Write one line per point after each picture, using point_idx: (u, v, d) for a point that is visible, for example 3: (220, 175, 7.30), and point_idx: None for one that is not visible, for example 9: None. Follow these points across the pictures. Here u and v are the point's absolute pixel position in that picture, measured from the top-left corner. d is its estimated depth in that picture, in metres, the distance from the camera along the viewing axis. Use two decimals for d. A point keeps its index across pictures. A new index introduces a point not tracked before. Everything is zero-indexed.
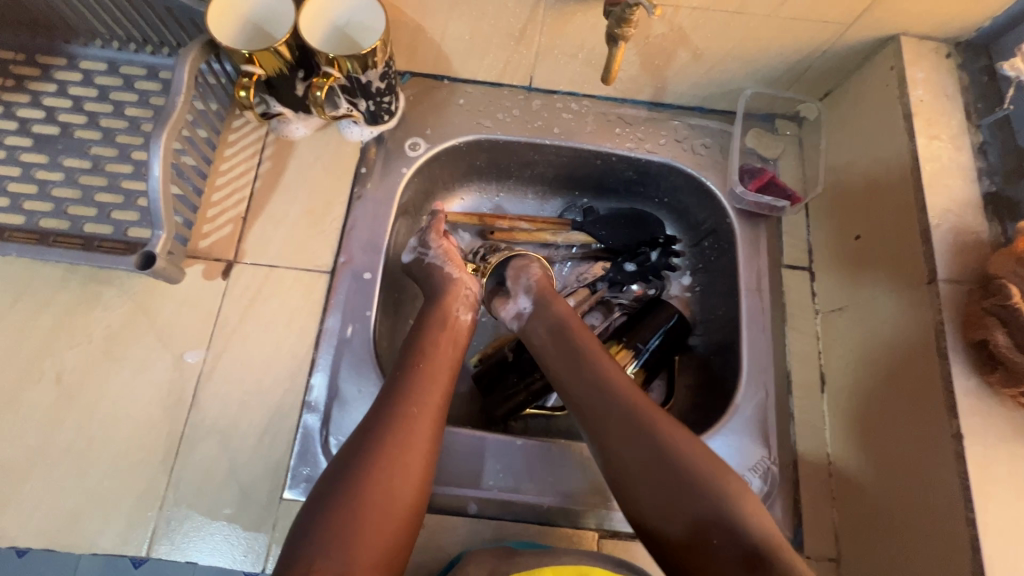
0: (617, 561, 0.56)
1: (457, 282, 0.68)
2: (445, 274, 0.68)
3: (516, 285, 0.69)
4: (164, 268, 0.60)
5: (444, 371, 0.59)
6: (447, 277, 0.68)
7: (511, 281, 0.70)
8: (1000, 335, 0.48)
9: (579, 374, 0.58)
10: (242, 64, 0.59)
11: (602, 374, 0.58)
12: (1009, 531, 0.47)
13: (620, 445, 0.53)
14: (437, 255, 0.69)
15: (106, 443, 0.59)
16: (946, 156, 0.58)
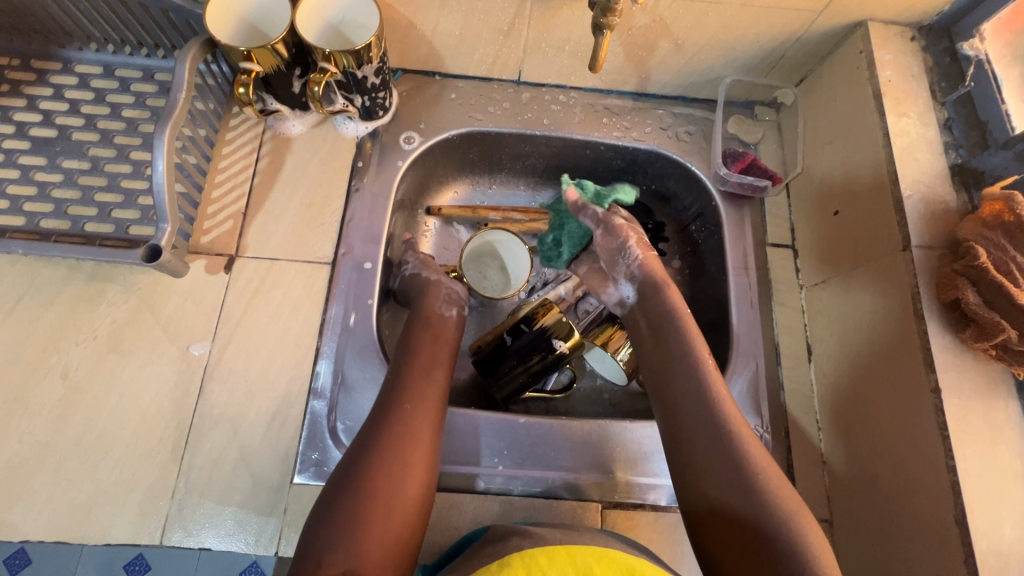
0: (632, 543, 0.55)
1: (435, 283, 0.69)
2: (424, 279, 0.70)
3: (617, 270, 0.71)
4: (169, 261, 0.60)
5: (433, 368, 0.61)
6: (427, 282, 0.69)
7: (609, 263, 0.72)
8: (971, 294, 0.51)
9: (675, 367, 0.61)
10: (241, 62, 0.61)
11: (694, 369, 0.60)
12: (986, 476, 0.50)
13: (695, 440, 0.55)
14: (415, 265, 0.71)
15: (115, 436, 0.60)
16: (915, 132, 0.61)
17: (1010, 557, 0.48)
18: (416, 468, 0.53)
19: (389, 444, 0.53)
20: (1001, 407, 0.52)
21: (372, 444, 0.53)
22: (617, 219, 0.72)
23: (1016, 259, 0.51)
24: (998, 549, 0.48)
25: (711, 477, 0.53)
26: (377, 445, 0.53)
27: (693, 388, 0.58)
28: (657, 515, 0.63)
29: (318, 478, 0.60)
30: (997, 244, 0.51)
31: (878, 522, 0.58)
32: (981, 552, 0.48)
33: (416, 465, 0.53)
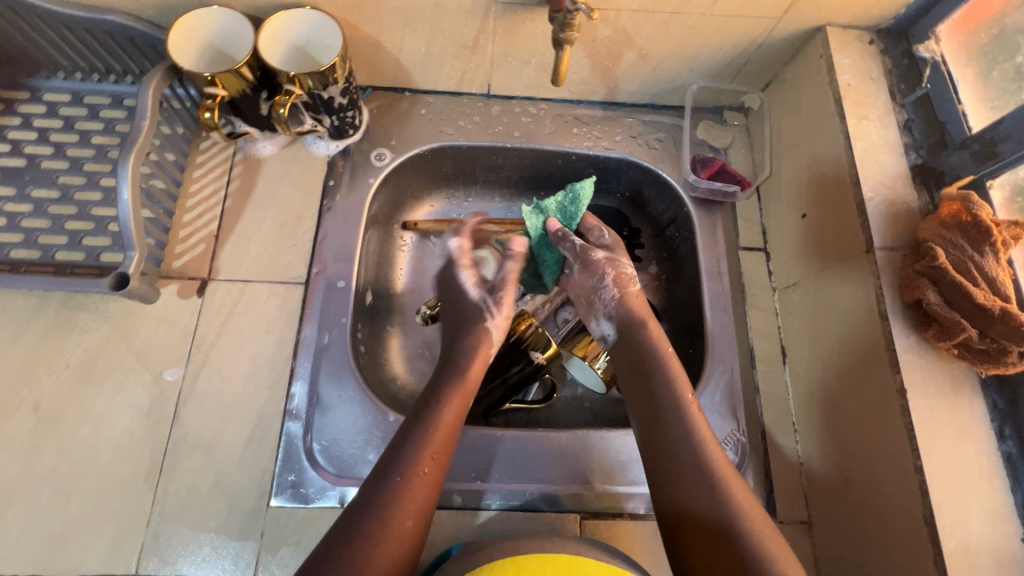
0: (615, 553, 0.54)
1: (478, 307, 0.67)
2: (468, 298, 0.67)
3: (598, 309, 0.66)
4: (138, 289, 0.60)
5: (459, 408, 0.59)
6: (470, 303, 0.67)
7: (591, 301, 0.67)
8: (932, 294, 0.52)
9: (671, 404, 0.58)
10: (205, 87, 0.61)
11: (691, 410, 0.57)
12: (953, 474, 0.50)
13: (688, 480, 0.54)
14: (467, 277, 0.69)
15: (89, 465, 0.59)
16: (875, 134, 0.62)
17: (978, 555, 0.48)
18: (421, 515, 0.52)
19: (398, 493, 0.52)
20: (967, 405, 0.52)
21: (382, 492, 0.52)
22: (597, 253, 0.66)
23: (974, 259, 0.51)
24: (966, 546, 0.49)
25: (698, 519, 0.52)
26: (383, 492, 0.52)
27: (672, 418, 0.57)
28: (637, 524, 0.63)
29: (294, 501, 0.60)
30: (955, 244, 0.52)
31: (854, 523, 0.58)
32: (950, 551, 0.48)
33: (423, 513, 0.52)
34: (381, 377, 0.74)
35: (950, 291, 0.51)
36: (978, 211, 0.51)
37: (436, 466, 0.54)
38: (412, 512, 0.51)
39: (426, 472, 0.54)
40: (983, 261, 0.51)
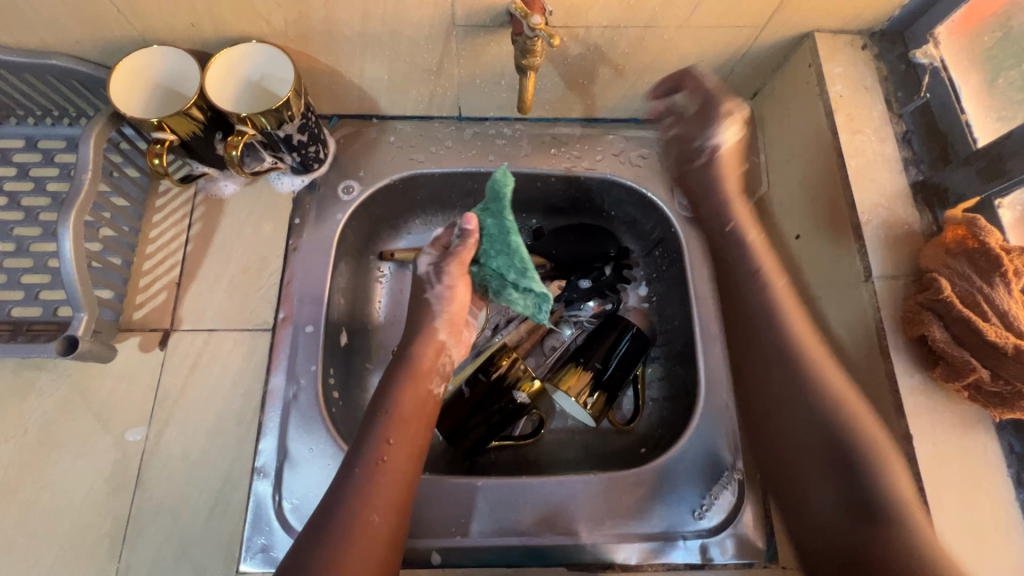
0: None
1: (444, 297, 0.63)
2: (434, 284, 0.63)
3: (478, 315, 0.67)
4: (90, 349, 0.58)
5: (411, 424, 0.56)
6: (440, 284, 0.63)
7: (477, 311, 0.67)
8: (937, 330, 0.47)
9: None
10: (153, 131, 0.58)
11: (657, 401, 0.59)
12: (964, 528, 0.46)
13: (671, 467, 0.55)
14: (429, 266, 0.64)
15: (50, 536, 0.57)
16: (871, 150, 0.57)
17: None
18: (381, 544, 0.49)
19: (349, 520, 0.49)
20: (979, 450, 0.48)
21: (336, 520, 0.49)
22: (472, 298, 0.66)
23: (983, 290, 0.47)
24: None
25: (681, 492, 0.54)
26: (338, 526, 0.49)
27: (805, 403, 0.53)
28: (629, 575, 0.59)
29: (265, 565, 0.57)
30: (961, 274, 0.48)
31: None
32: None
33: (386, 537, 0.50)
34: (359, 420, 0.70)
35: (957, 326, 0.47)
36: (986, 237, 0.47)
37: (391, 490, 0.52)
38: (372, 548, 0.49)
39: (383, 496, 0.51)
40: (993, 293, 0.46)
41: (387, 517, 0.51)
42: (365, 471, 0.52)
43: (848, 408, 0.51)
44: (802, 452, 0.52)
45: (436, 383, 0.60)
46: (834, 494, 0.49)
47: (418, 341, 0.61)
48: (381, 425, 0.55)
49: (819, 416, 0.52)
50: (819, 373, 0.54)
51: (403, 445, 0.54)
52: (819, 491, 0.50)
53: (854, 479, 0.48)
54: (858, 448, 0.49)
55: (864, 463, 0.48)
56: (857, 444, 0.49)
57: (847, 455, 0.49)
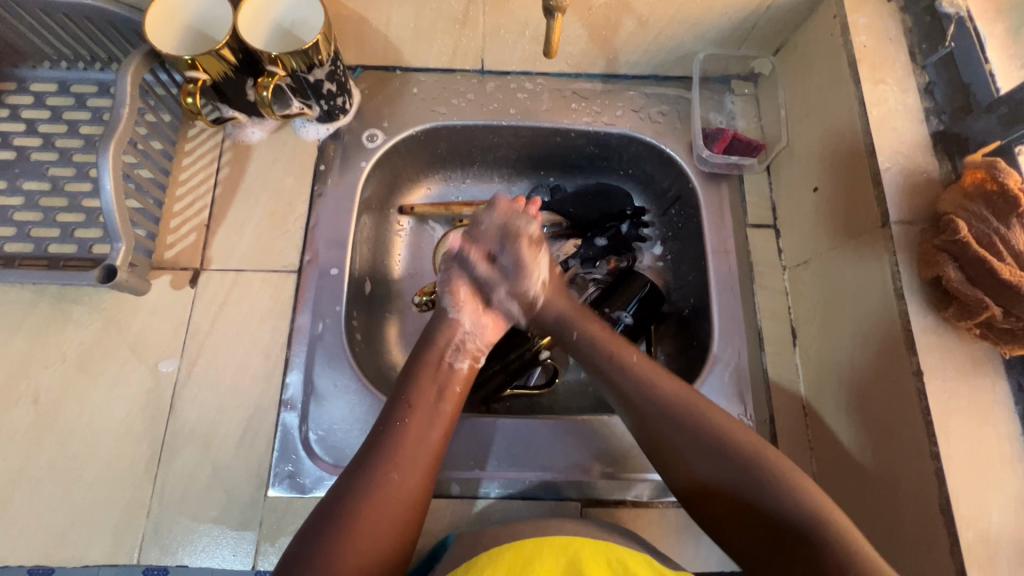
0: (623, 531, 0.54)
1: (451, 325, 0.60)
2: (442, 315, 0.61)
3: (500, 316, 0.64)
4: (127, 280, 0.61)
5: (440, 387, 0.57)
6: (444, 319, 0.61)
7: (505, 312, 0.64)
8: (952, 271, 0.49)
9: (639, 399, 0.56)
10: (186, 71, 0.59)
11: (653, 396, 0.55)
12: (969, 462, 0.48)
13: (691, 456, 0.52)
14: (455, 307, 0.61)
15: (89, 459, 0.59)
16: (893, 99, 0.58)
17: (998, 546, 0.46)
18: (400, 498, 0.50)
19: (372, 476, 0.50)
20: (987, 388, 0.50)
21: (359, 476, 0.50)
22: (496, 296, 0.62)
23: (999, 231, 0.48)
24: (985, 536, 0.46)
25: (700, 462, 0.52)
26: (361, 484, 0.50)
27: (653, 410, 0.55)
28: (639, 511, 0.62)
29: (293, 490, 0.59)
30: (979, 216, 0.49)
31: (866, 511, 0.56)
32: (967, 541, 0.46)
33: (404, 496, 0.50)
34: (380, 364, 0.72)
35: (971, 267, 0.48)
36: (1005, 179, 0.48)
37: (417, 446, 0.53)
38: (391, 504, 0.49)
39: (406, 455, 0.52)
40: (1009, 233, 0.48)
41: (407, 476, 0.51)
42: (389, 433, 0.53)
43: (683, 414, 0.54)
44: (744, 480, 0.50)
45: (456, 357, 0.59)
46: (699, 475, 0.52)
47: (439, 320, 0.61)
48: (407, 390, 0.56)
49: (661, 418, 0.54)
50: (643, 371, 0.57)
51: (425, 411, 0.55)
52: (686, 472, 0.53)
53: (703, 465, 0.52)
54: (698, 443, 0.52)
55: (714, 451, 0.51)
56: (707, 446, 0.52)
57: (692, 447, 0.52)
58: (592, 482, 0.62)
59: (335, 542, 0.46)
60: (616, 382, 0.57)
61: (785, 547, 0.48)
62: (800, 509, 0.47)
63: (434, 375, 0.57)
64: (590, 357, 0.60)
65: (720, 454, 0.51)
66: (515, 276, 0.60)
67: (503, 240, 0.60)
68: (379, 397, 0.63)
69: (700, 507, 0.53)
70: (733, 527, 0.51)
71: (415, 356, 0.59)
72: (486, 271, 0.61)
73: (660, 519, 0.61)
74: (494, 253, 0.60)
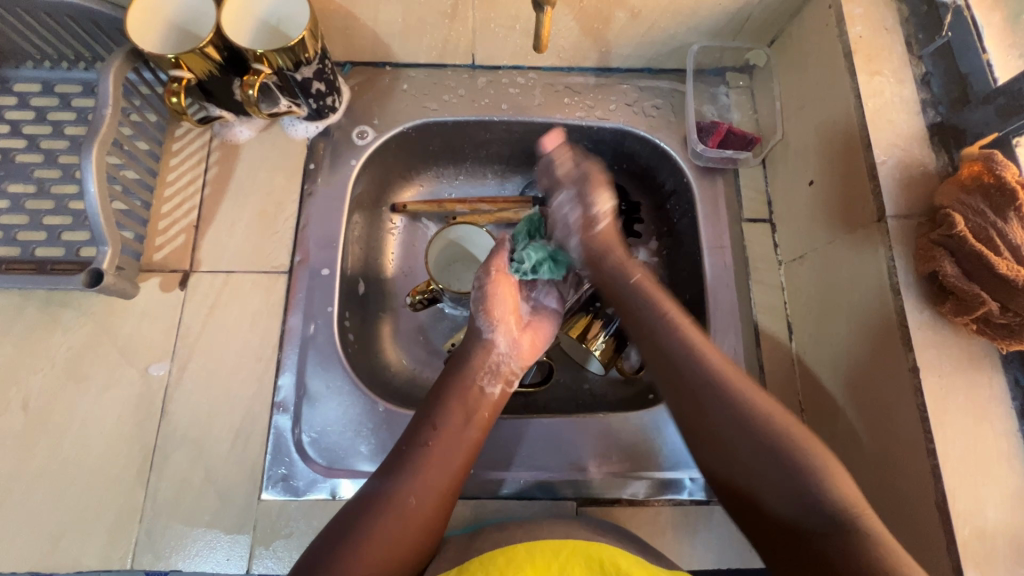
0: (615, 533, 0.54)
1: (488, 342, 0.62)
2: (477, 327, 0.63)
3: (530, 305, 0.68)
4: (115, 284, 0.60)
5: (463, 414, 0.57)
6: (478, 337, 0.63)
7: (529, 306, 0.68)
8: (949, 265, 0.48)
9: (687, 376, 0.57)
10: (169, 70, 0.57)
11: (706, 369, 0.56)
12: (965, 458, 0.47)
13: (739, 439, 0.53)
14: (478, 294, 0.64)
15: (81, 464, 0.59)
16: (889, 91, 0.57)
17: (994, 541, 0.46)
18: (416, 525, 0.51)
19: (394, 497, 0.51)
20: (985, 383, 0.49)
21: (380, 495, 0.51)
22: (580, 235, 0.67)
23: (996, 225, 0.48)
24: (982, 532, 0.46)
25: (745, 446, 0.53)
26: (382, 499, 0.51)
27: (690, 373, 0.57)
28: (635, 509, 0.61)
29: (286, 493, 0.59)
30: (977, 210, 0.48)
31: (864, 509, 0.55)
32: (964, 538, 0.46)
33: (421, 520, 0.51)
34: (374, 364, 0.71)
35: (969, 261, 0.48)
36: (1002, 171, 0.48)
37: (435, 474, 0.53)
38: (408, 528, 0.50)
39: (425, 480, 0.52)
40: (1006, 228, 0.47)
41: (425, 500, 0.52)
42: (413, 454, 0.54)
43: (736, 398, 0.54)
44: (757, 472, 0.52)
45: (485, 380, 0.60)
46: (733, 451, 0.53)
47: (474, 340, 0.63)
48: (433, 413, 0.57)
49: (713, 395, 0.55)
50: (695, 335, 0.59)
51: (449, 435, 0.55)
52: (722, 453, 0.54)
53: (745, 448, 0.52)
54: (747, 423, 0.53)
55: (765, 439, 0.52)
56: (762, 436, 0.52)
57: (738, 433, 0.53)
58: (589, 480, 0.62)
59: (345, 555, 0.47)
60: (664, 342, 0.59)
61: (794, 528, 0.49)
62: (829, 498, 0.48)
63: (463, 398, 0.58)
64: (647, 320, 0.61)
65: (771, 442, 0.52)
66: (583, 189, 0.68)
67: (580, 183, 0.68)
68: (372, 398, 0.63)
69: (735, 491, 0.53)
70: (760, 505, 0.52)
71: (443, 379, 0.60)
72: (568, 207, 0.68)
73: (657, 518, 0.61)
74: (569, 199, 0.68)
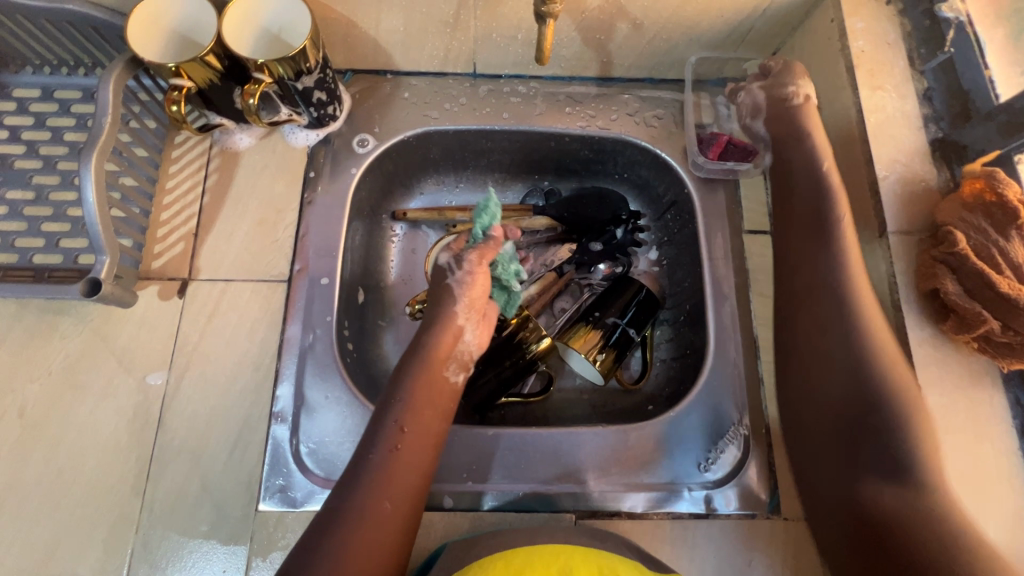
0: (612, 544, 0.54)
1: (456, 330, 0.61)
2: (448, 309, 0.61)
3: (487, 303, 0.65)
4: (113, 293, 0.60)
5: (427, 409, 0.56)
6: (449, 321, 0.61)
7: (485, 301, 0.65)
8: (950, 283, 0.48)
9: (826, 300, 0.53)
10: (170, 78, 0.57)
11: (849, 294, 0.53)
12: (966, 477, 0.47)
13: (837, 375, 0.51)
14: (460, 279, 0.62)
15: (77, 474, 0.59)
16: (891, 106, 0.57)
17: None
18: (390, 529, 0.49)
19: (362, 505, 0.49)
20: (985, 401, 0.49)
21: (348, 505, 0.50)
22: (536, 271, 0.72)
23: (998, 243, 0.48)
24: None
25: (834, 381, 0.51)
26: (352, 510, 0.49)
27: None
28: (634, 523, 0.61)
29: (284, 504, 0.59)
30: (978, 228, 0.48)
31: None
32: None
33: (394, 524, 0.50)
34: (373, 373, 0.71)
35: (970, 279, 0.48)
36: (1004, 190, 0.48)
37: (405, 477, 0.52)
38: (382, 532, 0.49)
39: (395, 483, 0.51)
40: (1008, 246, 0.47)
41: (399, 502, 0.51)
42: (378, 458, 0.52)
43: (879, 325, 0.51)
44: (848, 417, 0.49)
45: (452, 371, 0.60)
46: (835, 391, 0.51)
47: (439, 328, 0.60)
48: (394, 411, 0.55)
49: (864, 322, 0.51)
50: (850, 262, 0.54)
51: (414, 435, 0.54)
52: (829, 394, 0.51)
53: (839, 384, 0.51)
54: (862, 355, 0.50)
55: (858, 371, 0.50)
56: (861, 360, 0.50)
57: (851, 366, 0.50)
58: (588, 492, 0.61)
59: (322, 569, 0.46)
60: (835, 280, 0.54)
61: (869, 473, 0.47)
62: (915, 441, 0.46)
63: (427, 392, 0.57)
64: (801, 235, 0.57)
65: (863, 376, 0.50)
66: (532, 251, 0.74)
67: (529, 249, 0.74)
68: (370, 407, 0.62)
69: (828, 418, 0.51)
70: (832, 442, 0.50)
71: (405, 372, 0.58)
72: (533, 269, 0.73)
73: (657, 532, 0.60)
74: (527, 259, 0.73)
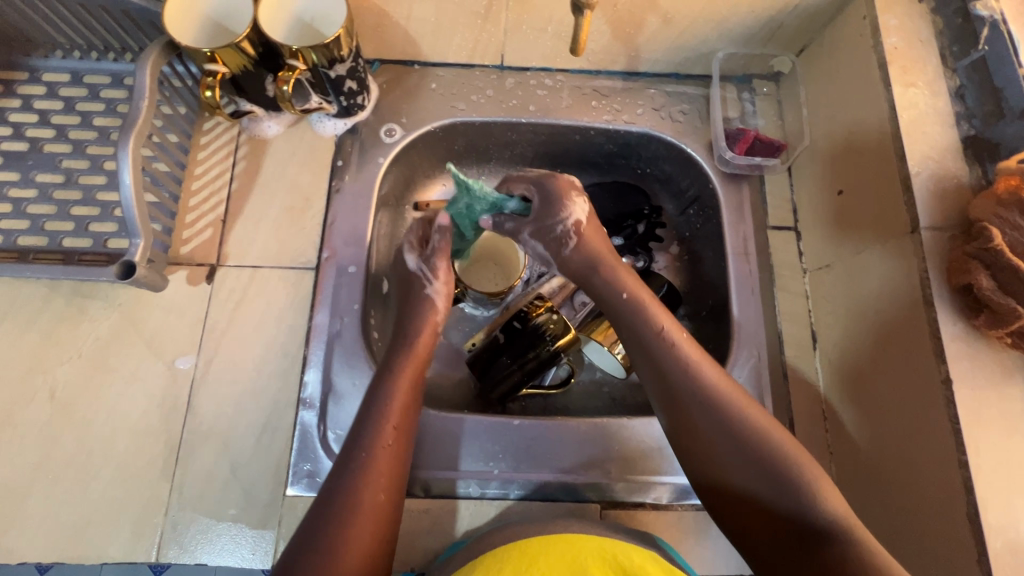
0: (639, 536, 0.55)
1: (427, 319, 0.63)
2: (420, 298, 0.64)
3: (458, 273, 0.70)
4: (145, 276, 0.60)
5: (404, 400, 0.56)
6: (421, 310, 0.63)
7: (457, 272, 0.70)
8: (984, 278, 0.48)
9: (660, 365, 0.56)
10: (205, 64, 0.57)
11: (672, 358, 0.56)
12: (997, 471, 0.48)
13: (714, 432, 0.52)
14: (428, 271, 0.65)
15: (106, 456, 0.59)
16: (924, 103, 0.57)
17: None
18: (377, 515, 0.50)
19: (352, 498, 0.49)
20: (1016, 397, 0.50)
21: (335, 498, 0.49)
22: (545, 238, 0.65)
23: None
24: (1013, 546, 0.46)
25: (716, 443, 0.52)
26: (341, 502, 0.49)
27: (682, 385, 0.54)
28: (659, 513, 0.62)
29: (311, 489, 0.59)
30: (1014, 224, 0.48)
31: (889, 517, 0.56)
32: (995, 551, 0.46)
33: (377, 512, 0.50)
34: None
35: (1004, 274, 0.48)
36: None
37: (387, 466, 0.52)
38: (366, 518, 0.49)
39: (378, 472, 0.51)
40: None
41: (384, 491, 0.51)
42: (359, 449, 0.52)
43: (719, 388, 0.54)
44: (733, 475, 0.51)
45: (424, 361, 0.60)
46: (715, 452, 0.52)
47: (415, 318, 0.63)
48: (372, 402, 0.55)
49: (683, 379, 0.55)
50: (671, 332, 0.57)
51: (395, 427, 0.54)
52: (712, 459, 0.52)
53: (733, 452, 0.51)
54: (717, 414, 0.53)
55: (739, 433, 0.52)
56: (716, 418, 0.53)
57: (714, 423, 0.53)
58: (611, 483, 0.62)
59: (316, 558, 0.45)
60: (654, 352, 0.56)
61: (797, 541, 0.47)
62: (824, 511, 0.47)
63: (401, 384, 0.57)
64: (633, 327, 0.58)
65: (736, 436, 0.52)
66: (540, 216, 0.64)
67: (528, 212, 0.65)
68: None
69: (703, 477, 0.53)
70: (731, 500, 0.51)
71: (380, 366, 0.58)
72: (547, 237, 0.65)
73: (681, 519, 0.62)
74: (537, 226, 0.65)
